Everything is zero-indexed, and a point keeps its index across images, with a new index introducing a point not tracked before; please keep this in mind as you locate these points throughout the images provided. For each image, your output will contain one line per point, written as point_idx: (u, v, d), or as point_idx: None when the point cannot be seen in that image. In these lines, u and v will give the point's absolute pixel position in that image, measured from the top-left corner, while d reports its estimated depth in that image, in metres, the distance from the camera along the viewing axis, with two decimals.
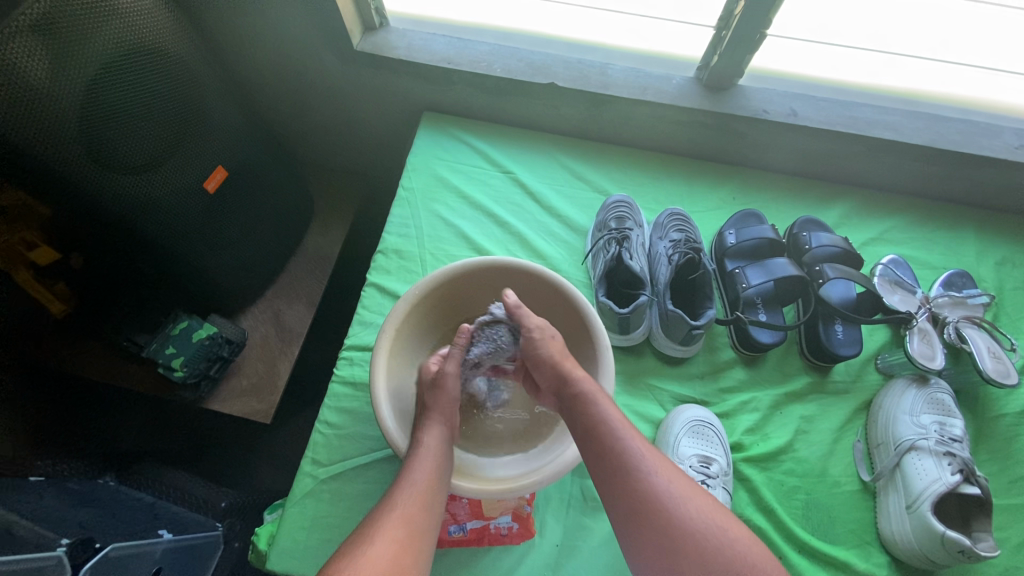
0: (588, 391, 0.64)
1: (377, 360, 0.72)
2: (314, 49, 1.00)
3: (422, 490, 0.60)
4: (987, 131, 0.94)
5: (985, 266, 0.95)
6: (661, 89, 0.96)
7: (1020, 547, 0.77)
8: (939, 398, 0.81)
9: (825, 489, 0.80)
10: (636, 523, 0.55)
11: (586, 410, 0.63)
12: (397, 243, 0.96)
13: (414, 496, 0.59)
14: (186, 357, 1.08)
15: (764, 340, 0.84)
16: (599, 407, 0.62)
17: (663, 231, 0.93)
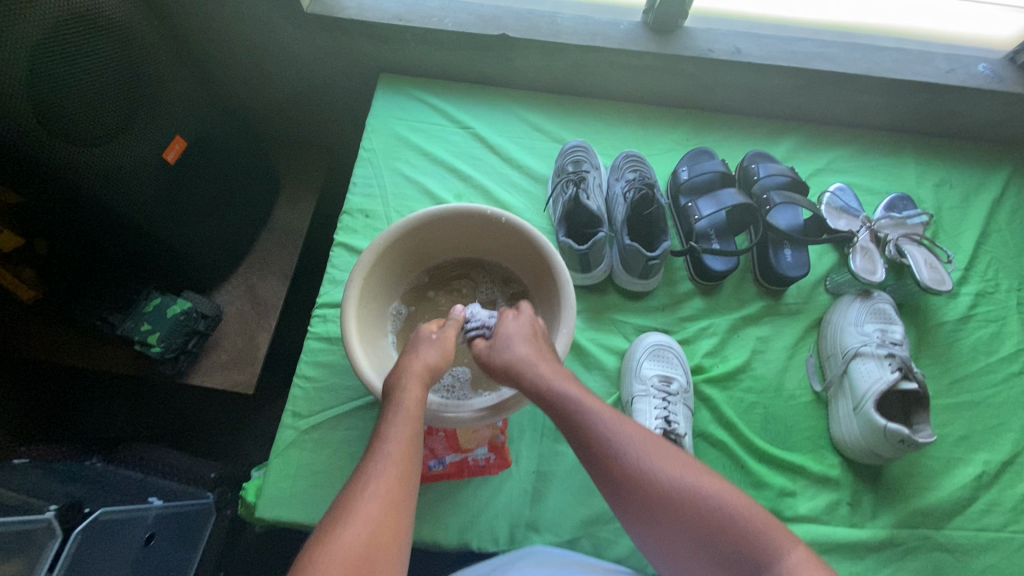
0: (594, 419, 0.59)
1: (347, 311, 0.75)
2: (263, 14, 1.00)
3: (397, 462, 0.54)
4: (919, 57, 0.98)
5: (923, 188, 1.01)
6: (609, 35, 0.98)
7: (958, 440, 0.84)
8: (881, 307, 0.85)
9: (781, 401, 0.85)
10: (623, 495, 0.56)
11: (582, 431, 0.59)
12: (361, 202, 0.97)
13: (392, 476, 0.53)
14: (162, 332, 1.10)
15: (718, 268, 0.89)
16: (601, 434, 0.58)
17: (619, 173, 0.95)
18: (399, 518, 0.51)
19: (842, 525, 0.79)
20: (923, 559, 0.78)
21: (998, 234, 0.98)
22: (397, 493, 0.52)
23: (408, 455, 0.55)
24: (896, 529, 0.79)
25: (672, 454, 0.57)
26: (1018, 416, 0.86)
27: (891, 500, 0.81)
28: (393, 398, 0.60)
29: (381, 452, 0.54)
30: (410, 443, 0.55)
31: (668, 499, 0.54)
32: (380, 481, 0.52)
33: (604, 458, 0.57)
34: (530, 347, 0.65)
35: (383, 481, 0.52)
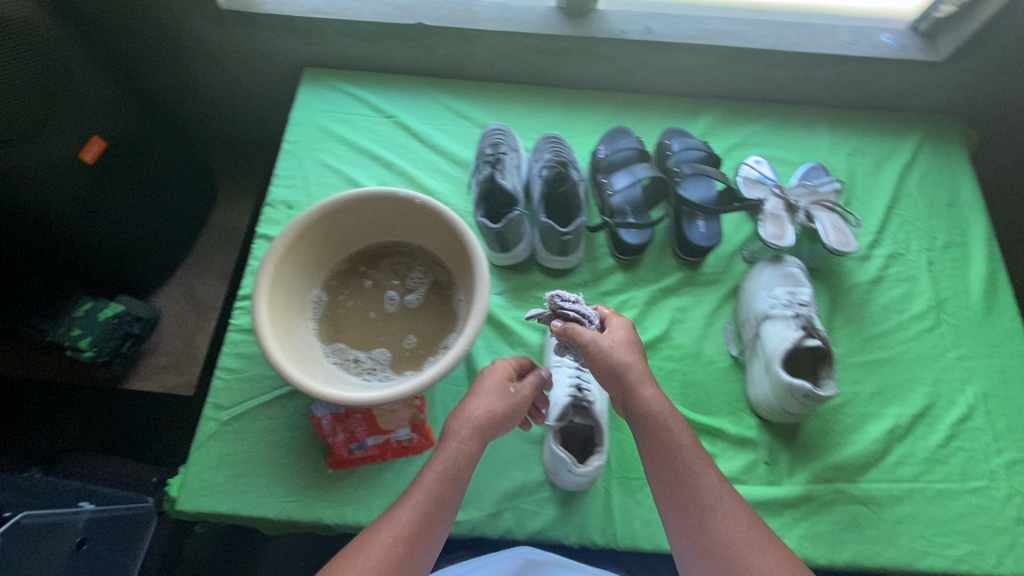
0: (688, 457, 0.63)
1: (258, 298, 0.75)
2: (179, 12, 1.01)
3: (442, 484, 0.62)
4: (824, 30, 1.01)
5: (836, 157, 1.04)
6: (524, 20, 1.00)
7: (871, 396, 0.87)
8: (790, 271, 0.87)
9: (700, 368, 0.87)
10: (675, 511, 0.61)
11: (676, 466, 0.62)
12: (283, 194, 0.97)
13: (435, 496, 0.61)
14: (93, 337, 1.08)
15: (630, 240, 0.91)
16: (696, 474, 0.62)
17: (538, 154, 0.96)
18: (430, 527, 0.60)
19: (758, 484, 0.81)
20: (837, 512, 0.80)
21: (909, 198, 1.01)
22: (434, 511, 0.61)
23: (454, 476, 0.63)
24: (811, 484, 0.81)
25: (733, 510, 0.60)
26: (929, 371, 0.89)
27: (806, 457, 0.83)
28: (447, 433, 0.66)
29: (430, 470, 0.64)
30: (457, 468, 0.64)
31: (707, 529, 0.59)
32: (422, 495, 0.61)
33: (676, 475, 0.62)
34: (632, 373, 0.66)
35: (424, 500, 0.61)
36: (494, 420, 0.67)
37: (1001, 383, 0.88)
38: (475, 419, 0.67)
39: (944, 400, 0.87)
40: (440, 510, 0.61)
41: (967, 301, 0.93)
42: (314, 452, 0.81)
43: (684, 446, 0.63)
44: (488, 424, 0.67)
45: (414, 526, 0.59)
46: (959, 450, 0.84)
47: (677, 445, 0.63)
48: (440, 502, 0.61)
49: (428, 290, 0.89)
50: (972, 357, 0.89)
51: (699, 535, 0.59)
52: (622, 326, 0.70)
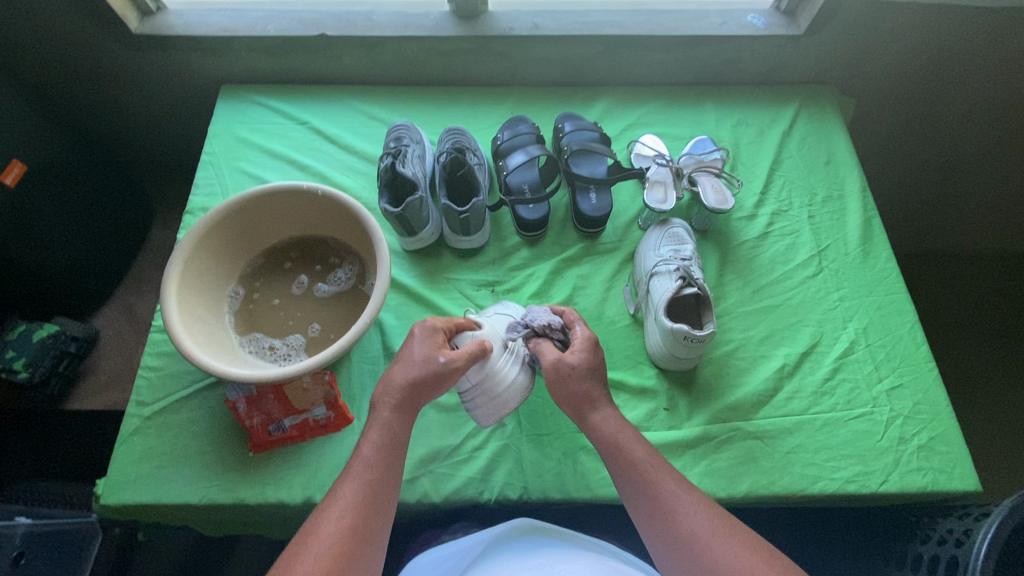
0: (639, 458, 0.68)
1: (166, 289, 0.79)
2: (94, 38, 1.06)
3: (374, 466, 0.66)
4: (696, 15, 1.10)
5: (722, 130, 1.12)
6: (420, 25, 1.08)
7: (762, 340, 0.93)
8: (675, 231, 0.95)
9: (603, 328, 0.93)
10: (643, 518, 0.64)
11: (629, 469, 0.67)
12: (202, 201, 1.02)
13: (369, 474, 0.65)
14: (28, 357, 1.08)
15: (527, 216, 0.97)
16: (648, 472, 0.67)
17: (441, 146, 1.02)
18: (374, 503, 0.63)
19: (659, 428, 0.85)
20: (734, 449, 0.84)
21: (790, 160, 1.09)
22: (375, 488, 0.64)
23: (383, 455, 0.68)
24: (709, 425, 0.85)
25: (687, 496, 0.64)
26: (815, 312, 0.95)
27: (704, 400, 0.88)
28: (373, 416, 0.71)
29: (364, 451, 0.67)
30: (385, 448, 0.68)
31: (676, 530, 0.62)
32: (359, 479, 0.65)
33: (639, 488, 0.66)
34: (586, 400, 0.73)
35: (357, 481, 0.65)
36: (431, 380, 0.72)
37: (880, 318, 0.94)
38: (409, 378, 0.72)
39: (829, 338, 0.93)
40: (381, 486, 0.65)
41: (845, 247, 1.01)
42: (236, 437, 0.84)
43: (636, 451, 0.69)
44: (421, 388, 0.72)
45: (351, 510, 0.62)
46: (844, 381, 0.89)
47: (627, 448, 0.69)
48: (378, 475, 0.65)
49: (340, 278, 0.93)
50: (853, 296, 0.96)
51: (670, 537, 0.62)
52: (581, 342, 0.77)
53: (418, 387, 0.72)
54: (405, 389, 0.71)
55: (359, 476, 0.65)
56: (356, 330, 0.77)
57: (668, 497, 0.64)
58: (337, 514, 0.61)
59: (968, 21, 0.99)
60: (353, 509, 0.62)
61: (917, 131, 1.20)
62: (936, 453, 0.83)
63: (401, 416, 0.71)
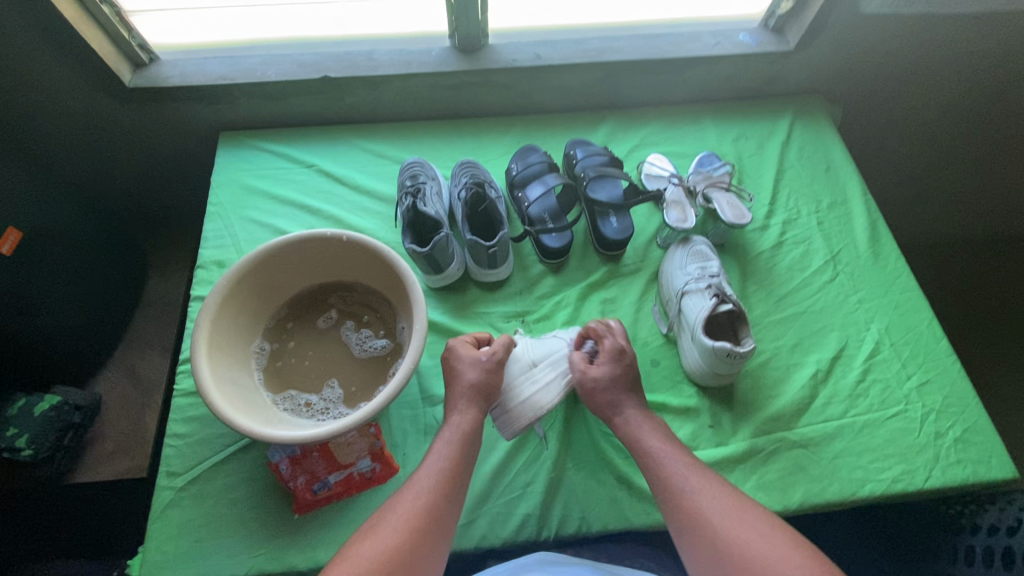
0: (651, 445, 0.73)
1: (197, 353, 0.75)
2: (85, 95, 1.03)
3: (443, 473, 0.68)
4: (690, 36, 1.14)
5: (724, 144, 1.15)
6: (423, 61, 1.08)
7: (792, 348, 0.95)
8: (698, 249, 0.97)
9: (637, 350, 0.93)
10: (685, 538, 0.64)
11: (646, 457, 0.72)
12: (213, 254, 0.99)
13: (437, 480, 0.67)
14: (31, 434, 1.02)
15: (551, 245, 0.97)
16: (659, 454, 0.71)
17: (457, 180, 1.02)
18: (447, 493, 0.66)
19: (707, 446, 0.85)
20: (782, 460, 0.84)
21: (792, 169, 1.13)
22: (450, 481, 0.68)
23: (451, 461, 0.69)
24: (755, 438, 0.86)
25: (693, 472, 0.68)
26: (838, 316, 0.98)
27: (745, 414, 0.89)
28: (448, 420, 0.74)
29: (439, 447, 0.71)
30: (461, 443, 0.71)
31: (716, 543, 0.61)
32: (435, 468, 0.68)
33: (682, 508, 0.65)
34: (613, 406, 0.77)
35: (421, 487, 0.66)
36: (490, 376, 0.78)
37: (899, 317, 0.97)
38: (468, 377, 0.77)
39: (855, 341, 0.95)
40: (455, 480, 0.68)
41: (857, 251, 1.04)
42: (278, 499, 0.81)
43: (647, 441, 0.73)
44: (485, 384, 0.77)
45: (410, 516, 0.63)
46: (875, 382, 0.91)
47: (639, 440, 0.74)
48: (455, 466, 0.69)
49: (367, 336, 0.90)
50: (871, 298, 0.99)
51: (713, 553, 0.61)
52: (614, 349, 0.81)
53: (485, 384, 0.77)
54: (473, 389, 0.76)
55: (424, 481, 0.67)
56: (401, 378, 0.74)
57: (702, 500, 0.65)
58: (397, 519, 0.62)
59: (947, 28, 1.05)
60: (415, 514, 0.63)
61: (903, 132, 1.26)
62: (972, 444, 0.85)
63: (476, 416, 0.75)
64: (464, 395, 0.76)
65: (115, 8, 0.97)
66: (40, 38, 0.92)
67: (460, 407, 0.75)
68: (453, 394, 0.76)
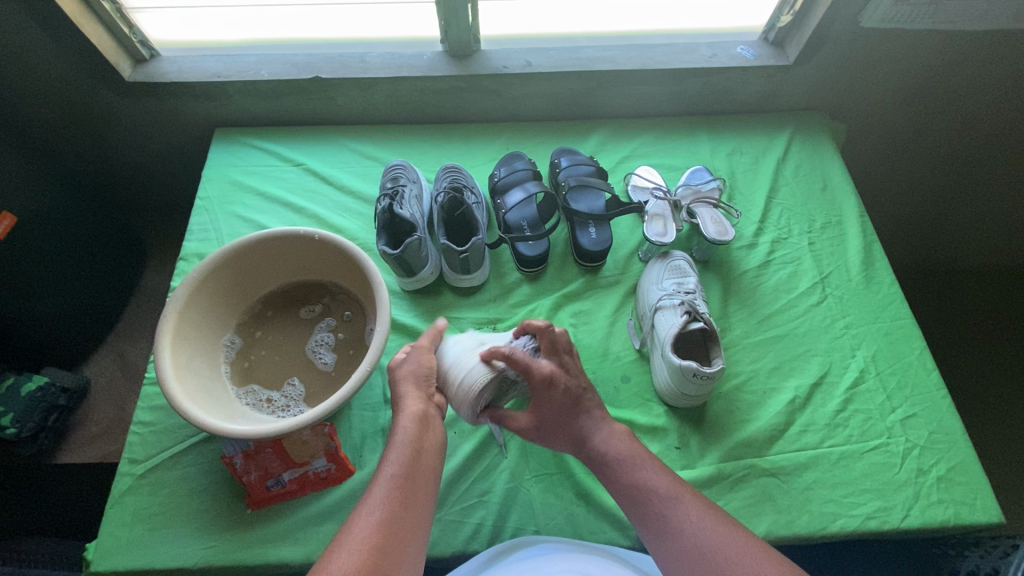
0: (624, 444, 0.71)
1: (159, 343, 0.76)
2: (88, 88, 1.06)
3: (397, 483, 0.61)
4: (687, 48, 1.12)
5: (717, 158, 1.13)
6: (413, 65, 1.08)
7: (770, 371, 0.91)
8: (677, 264, 0.95)
9: (608, 364, 0.91)
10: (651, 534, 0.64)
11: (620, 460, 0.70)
12: (196, 248, 1.00)
13: (392, 492, 0.60)
14: (15, 412, 1.04)
15: (527, 253, 0.96)
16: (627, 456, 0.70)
17: (438, 184, 1.02)
18: (406, 506, 0.60)
19: (671, 468, 0.83)
20: (750, 487, 0.81)
21: (787, 187, 1.09)
22: (408, 490, 0.61)
23: (403, 467, 0.63)
24: (722, 463, 0.83)
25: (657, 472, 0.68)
26: (822, 341, 0.94)
27: (715, 436, 0.85)
28: (396, 418, 0.68)
29: (388, 454, 0.64)
30: (413, 446, 0.65)
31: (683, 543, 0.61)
32: (388, 478, 0.61)
33: (652, 514, 0.64)
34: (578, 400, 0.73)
35: (376, 503, 0.59)
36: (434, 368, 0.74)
37: (888, 345, 0.93)
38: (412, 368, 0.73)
39: (838, 367, 0.91)
40: (413, 487, 0.61)
41: (848, 274, 1.00)
42: (233, 493, 0.81)
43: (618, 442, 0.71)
44: (429, 375, 0.73)
45: (369, 538, 0.56)
46: (856, 412, 0.87)
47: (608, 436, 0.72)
48: (410, 473, 0.62)
49: (332, 342, 0.90)
50: (859, 324, 0.95)
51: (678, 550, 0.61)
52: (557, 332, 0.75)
53: (425, 374, 0.73)
54: (410, 378, 0.72)
55: (377, 496, 0.60)
56: (357, 377, 0.73)
57: (671, 502, 0.64)
58: (355, 545, 0.55)
59: (956, 46, 1.00)
60: (374, 535, 0.56)
61: (910, 153, 1.21)
62: (957, 484, 0.80)
63: (423, 409, 0.69)
64: (415, 391, 0.71)
65: (117, 4, 1.00)
66: (44, 32, 0.96)
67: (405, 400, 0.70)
68: (399, 388, 0.72)
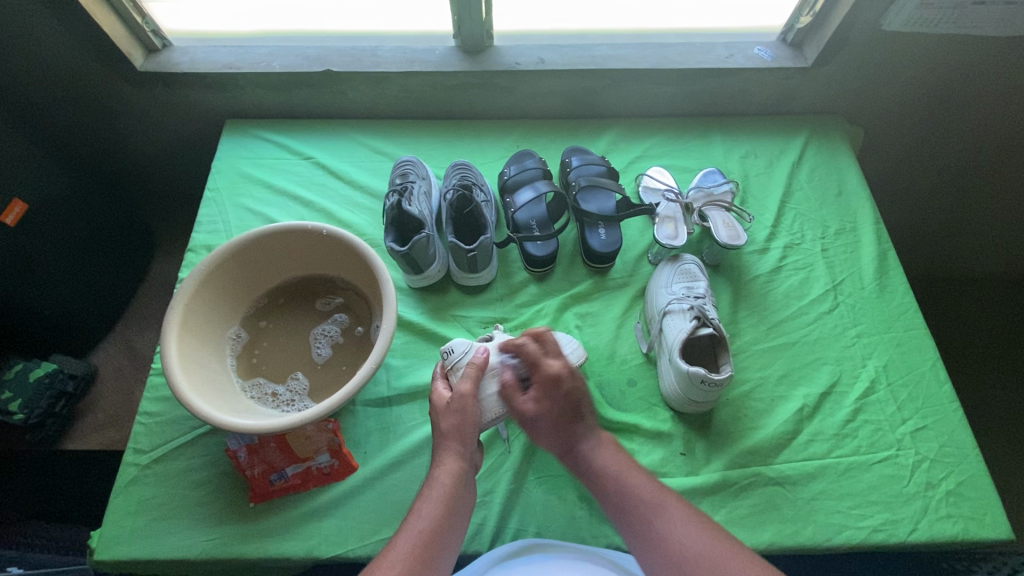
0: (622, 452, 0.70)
1: (167, 334, 0.76)
2: (101, 77, 1.07)
3: (423, 539, 0.61)
4: (703, 48, 1.10)
5: (731, 161, 1.11)
6: (426, 60, 1.07)
7: (779, 379, 0.90)
8: (687, 268, 0.94)
9: (615, 367, 0.90)
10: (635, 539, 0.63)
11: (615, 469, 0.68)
12: (204, 239, 1.00)
13: (415, 547, 0.60)
14: (24, 399, 1.05)
15: (535, 253, 0.95)
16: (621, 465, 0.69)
17: (447, 181, 1.01)
18: (428, 562, 0.59)
19: (675, 474, 0.82)
20: (754, 496, 0.80)
21: (801, 192, 1.07)
22: (429, 548, 0.60)
23: (432, 525, 0.62)
24: (728, 471, 0.82)
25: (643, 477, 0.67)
26: (832, 349, 0.92)
27: (721, 443, 0.84)
28: (431, 474, 0.68)
29: (421, 507, 0.64)
30: (445, 501, 0.65)
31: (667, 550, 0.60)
32: (414, 533, 0.61)
33: (639, 517, 0.64)
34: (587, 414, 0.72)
35: (399, 557, 0.59)
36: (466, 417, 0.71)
37: (900, 355, 0.91)
38: (446, 424, 0.71)
39: (848, 377, 0.90)
40: (436, 547, 0.61)
41: (860, 282, 0.98)
42: (236, 487, 0.81)
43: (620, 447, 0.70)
44: (465, 428, 0.70)
45: None
46: (865, 423, 0.86)
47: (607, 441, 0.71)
48: (436, 530, 0.62)
49: (336, 336, 0.90)
50: (871, 333, 0.94)
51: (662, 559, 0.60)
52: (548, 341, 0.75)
53: (462, 429, 0.70)
54: (451, 437, 0.70)
55: (401, 550, 0.60)
56: (363, 373, 0.73)
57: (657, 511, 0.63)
58: None
59: (981, 51, 0.98)
60: None
61: (928, 160, 1.18)
62: (966, 499, 0.79)
63: (460, 466, 0.68)
64: (453, 446, 0.69)
65: None
66: (59, 21, 0.96)
67: (443, 456, 0.69)
68: (437, 444, 0.70)
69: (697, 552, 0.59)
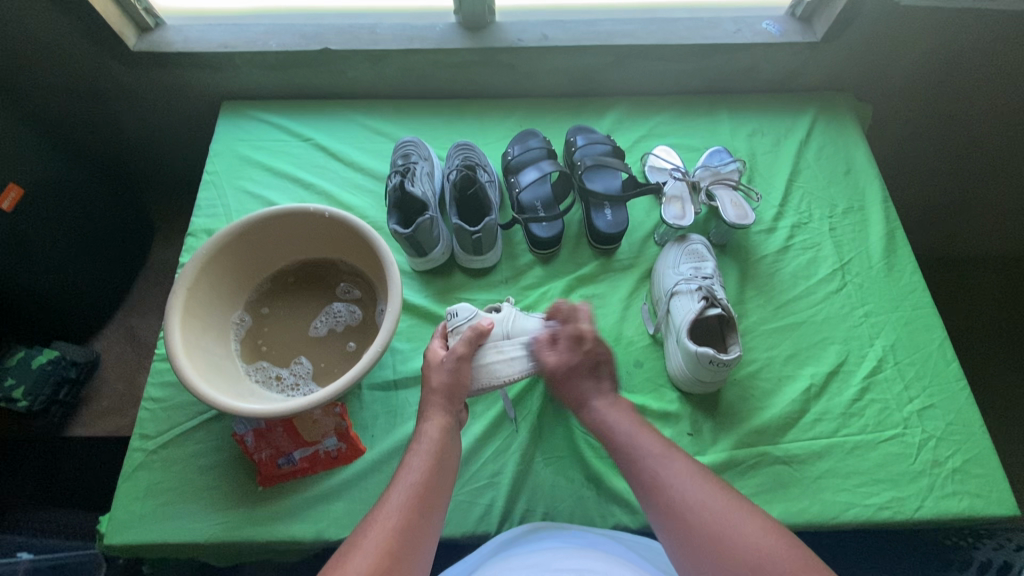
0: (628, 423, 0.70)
1: (170, 318, 0.75)
2: (94, 59, 1.04)
3: (414, 491, 0.61)
4: (710, 23, 1.07)
5: (737, 140, 1.09)
6: (425, 37, 1.05)
7: (786, 359, 0.90)
8: (694, 248, 0.93)
9: (621, 349, 0.90)
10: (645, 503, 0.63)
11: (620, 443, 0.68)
12: (204, 223, 0.99)
13: (408, 499, 0.60)
14: (26, 386, 1.04)
15: (541, 234, 0.94)
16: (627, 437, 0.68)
17: (450, 162, 1.00)
18: (422, 514, 0.60)
19: None
20: (762, 475, 0.80)
21: (809, 170, 1.06)
22: (421, 499, 0.61)
23: (422, 476, 0.63)
24: (735, 450, 0.82)
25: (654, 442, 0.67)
26: (840, 329, 0.92)
27: (728, 423, 0.84)
28: (418, 430, 0.69)
29: (411, 460, 0.65)
30: (435, 454, 0.65)
31: (678, 510, 0.60)
32: (406, 486, 0.62)
33: (647, 479, 0.64)
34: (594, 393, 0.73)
35: (392, 509, 0.59)
36: (456, 375, 0.72)
37: (908, 334, 0.91)
38: (435, 381, 0.72)
39: (855, 356, 0.90)
40: (427, 497, 0.61)
41: (869, 261, 0.97)
42: (243, 471, 0.81)
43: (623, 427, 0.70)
44: (455, 386, 0.72)
45: (384, 540, 0.56)
46: (873, 402, 0.86)
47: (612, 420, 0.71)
48: (427, 480, 0.63)
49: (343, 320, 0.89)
50: (879, 312, 0.93)
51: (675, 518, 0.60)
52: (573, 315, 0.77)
53: (452, 387, 0.71)
54: (438, 393, 0.71)
55: (393, 501, 0.60)
56: (370, 356, 0.72)
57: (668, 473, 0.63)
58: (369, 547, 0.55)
59: (997, 22, 0.96)
60: (388, 539, 0.56)
61: (939, 136, 1.17)
62: (973, 476, 0.79)
63: (446, 421, 0.69)
64: (440, 402, 0.71)
65: None
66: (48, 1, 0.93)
67: (430, 413, 0.70)
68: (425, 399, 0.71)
69: (700, 511, 0.59)
